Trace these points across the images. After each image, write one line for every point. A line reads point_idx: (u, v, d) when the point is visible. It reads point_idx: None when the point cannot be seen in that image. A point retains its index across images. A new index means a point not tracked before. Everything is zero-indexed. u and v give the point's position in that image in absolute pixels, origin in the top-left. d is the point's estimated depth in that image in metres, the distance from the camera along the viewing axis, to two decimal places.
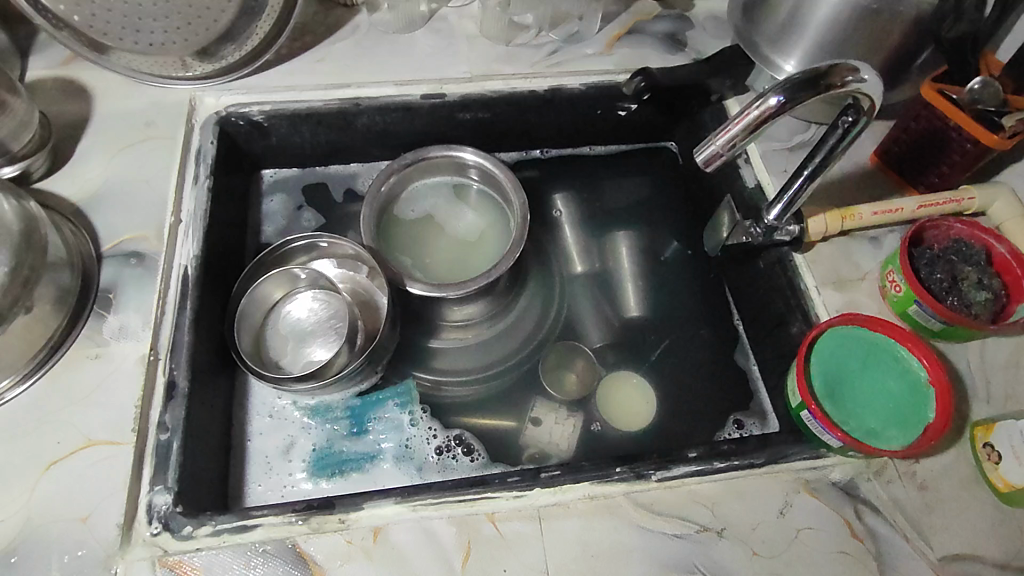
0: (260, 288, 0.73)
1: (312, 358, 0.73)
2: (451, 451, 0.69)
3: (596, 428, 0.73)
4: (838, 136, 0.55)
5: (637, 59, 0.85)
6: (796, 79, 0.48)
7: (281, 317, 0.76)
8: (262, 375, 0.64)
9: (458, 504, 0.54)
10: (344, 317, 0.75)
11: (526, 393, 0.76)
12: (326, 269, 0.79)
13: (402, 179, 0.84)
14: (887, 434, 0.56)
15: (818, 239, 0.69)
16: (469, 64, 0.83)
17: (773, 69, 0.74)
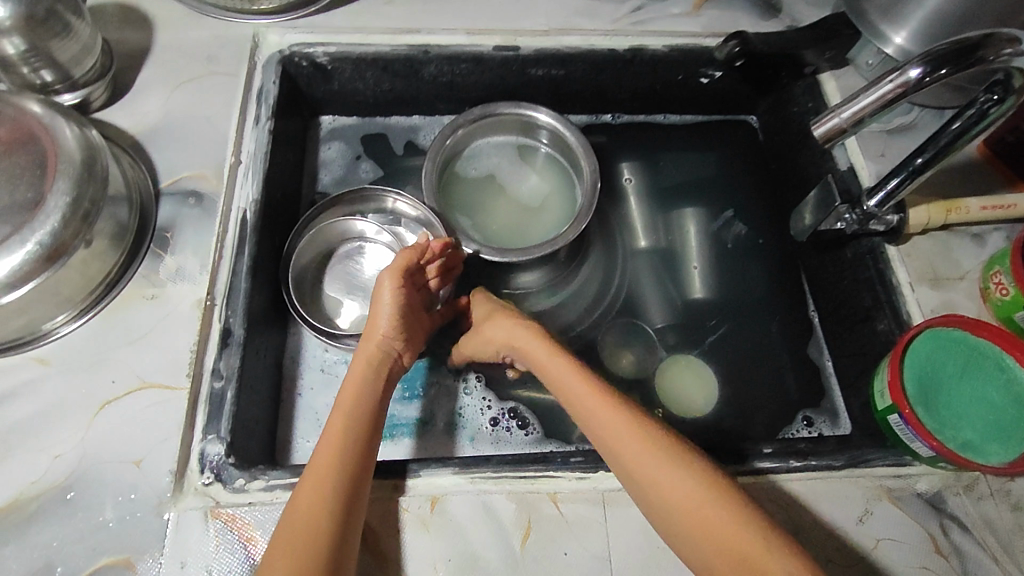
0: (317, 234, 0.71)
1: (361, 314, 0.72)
2: (504, 424, 0.67)
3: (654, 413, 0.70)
4: (969, 122, 0.50)
5: (726, 22, 0.78)
6: (944, 51, 0.43)
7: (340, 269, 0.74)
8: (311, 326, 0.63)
9: (518, 480, 0.51)
10: None
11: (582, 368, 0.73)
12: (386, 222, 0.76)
13: (467, 135, 0.81)
14: (986, 447, 0.52)
15: (917, 231, 0.64)
16: (547, 16, 0.77)
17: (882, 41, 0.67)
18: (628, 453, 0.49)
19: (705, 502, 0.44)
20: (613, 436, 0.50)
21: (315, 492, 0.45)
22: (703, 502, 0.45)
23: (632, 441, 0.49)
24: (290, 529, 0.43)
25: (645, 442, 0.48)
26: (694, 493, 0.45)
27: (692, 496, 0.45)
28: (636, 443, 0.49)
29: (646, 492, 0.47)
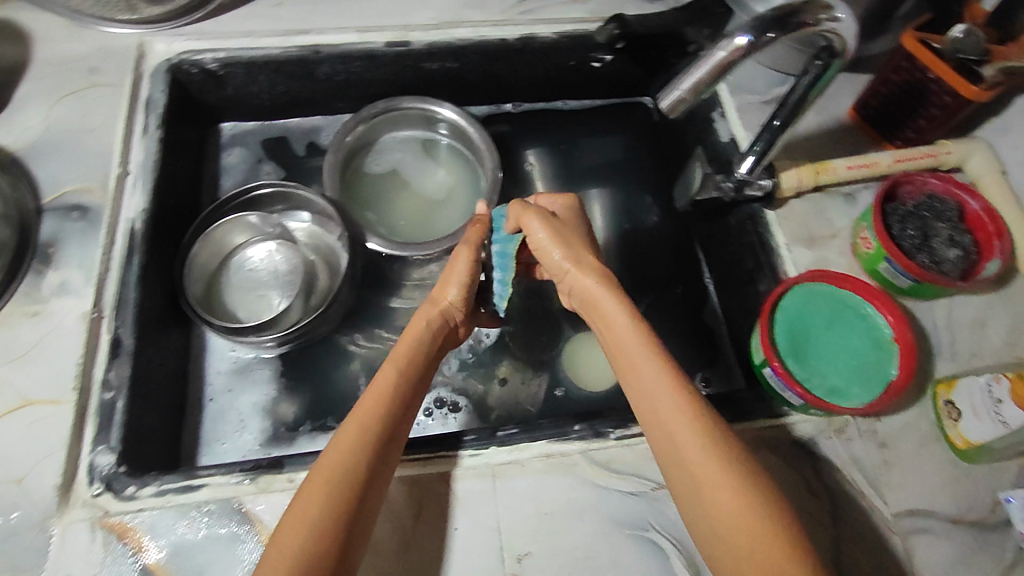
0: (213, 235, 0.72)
1: (250, 311, 0.73)
2: (431, 412, 0.70)
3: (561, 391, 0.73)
4: (816, 77, 0.52)
5: (613, 6, 0.80)
6: (766, 17, 0.45)
7: (236, 270, 0.75)
8: (213, 325, 0.64)
9: (447, 460, 0.53)
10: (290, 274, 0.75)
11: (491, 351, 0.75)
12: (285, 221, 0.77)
13: (367, 132, 0.82)
14: (850, 392, 0.56)
15: (790, 194, 0.67)
16: (437, 10, 0.78)
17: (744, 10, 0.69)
18: (654, 399, 0.48)
19: (719, 469, 0.43)
20: (644, 381, 0.49)
21: (329, 474, 0.44)
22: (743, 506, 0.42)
23: (661, 388, 0.48)
24: (320, 468, 0.45)
25: (674, 389, 0.47)
26: (706, 458, 0.44)
27: (701, 458, 0.44)
28: (665, 393, 0.47)
29: (661, 440, 0.47)
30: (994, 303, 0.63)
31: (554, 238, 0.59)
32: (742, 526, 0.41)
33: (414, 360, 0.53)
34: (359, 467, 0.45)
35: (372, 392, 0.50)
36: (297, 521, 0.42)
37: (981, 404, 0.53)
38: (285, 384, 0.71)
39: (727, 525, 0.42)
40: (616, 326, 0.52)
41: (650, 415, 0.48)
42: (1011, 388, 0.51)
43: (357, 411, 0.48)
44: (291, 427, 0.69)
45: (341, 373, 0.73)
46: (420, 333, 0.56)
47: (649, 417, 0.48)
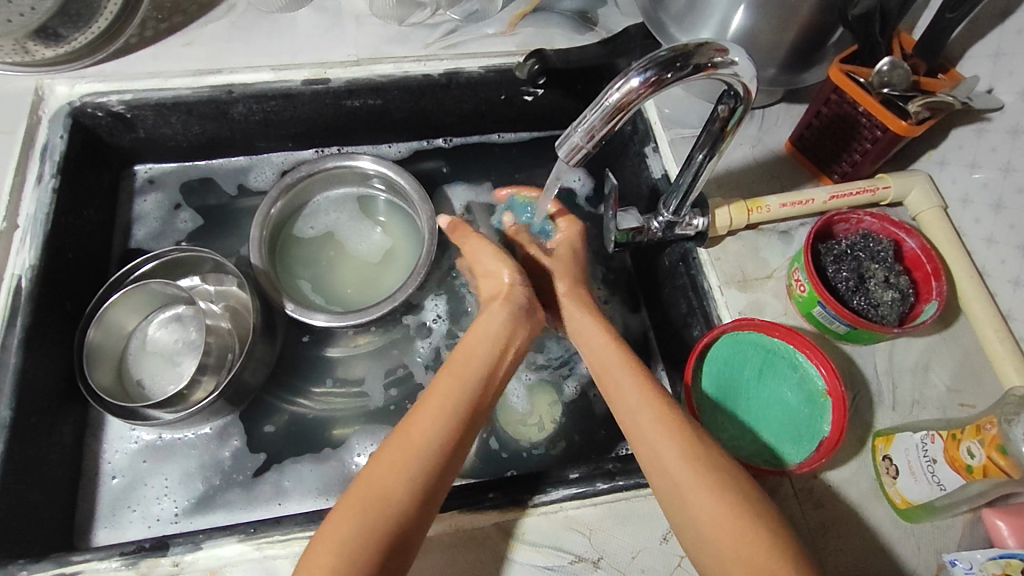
0: (114, 311, 0.67)
1: (155, 388, 0.68)
2: None
3: (502, 454, 0.66)
4: (733, 108, 0.49)
5: (542, 40, 0.79)
6: (661, 57, 0.43)
7: (144, 341, 0.70)
8: (112, 408, 0.59)
9: (453, 513, 0.51)
10: (197, 344, 0.70)
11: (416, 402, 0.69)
12: (198, 285, 0.72)
13: (291, 201, 0.74)
14: (781, 451, 0.53)
15: (724, 232, 0.64)
16: (356, 46, 0.75)
17: (661, 35, 0.70)
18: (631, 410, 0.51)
19: (709, 500, 0.44)
20: (622, 393, 0.52)
21: (375, 495, 0.46)
22: (725, 510, 0.44)
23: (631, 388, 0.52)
24: (383, 460, 0.48)
25: (663, 421, 0.48)
26: (699, 487, 0.45)
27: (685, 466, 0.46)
28: (653, 425, 0.48)
29: (650, 465, 0.48)
30: (937, 346, 0.60)
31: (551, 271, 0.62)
32: (720, 530, 0.43)
33: (466, 373, 0.54)
34: (398, 495, 0.47)
35: (419, 410, 0.51)
36: (340, 522, 0.46)
37: (916, 462, 0.50)
38: (194, 452, 0.65)
39: (711, 537, 0.44)
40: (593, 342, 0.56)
41: (630, 420, 0.50)
42: (945, 449, 0.48)
43: (400, 431, 0.50)
44: (199, 492, 0.63)
45: (272, 425, 0.67)
46: (483, 334, 0.56)
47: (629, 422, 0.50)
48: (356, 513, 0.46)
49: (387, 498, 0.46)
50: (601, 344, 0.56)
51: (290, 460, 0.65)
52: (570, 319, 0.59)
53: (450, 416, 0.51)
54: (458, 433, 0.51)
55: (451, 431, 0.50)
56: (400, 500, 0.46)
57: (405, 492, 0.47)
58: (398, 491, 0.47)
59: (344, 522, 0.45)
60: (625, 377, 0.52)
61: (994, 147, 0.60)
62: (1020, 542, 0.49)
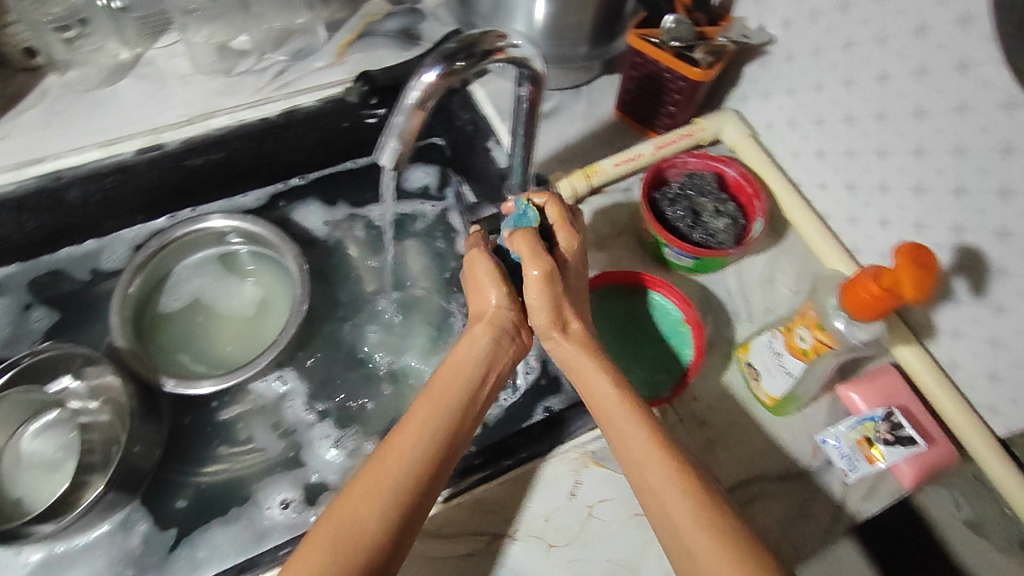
0: None
1: (36, 501, 0.64)
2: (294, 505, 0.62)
3: None
4: (531, 88, 0.53)
5: (371, 63, 0.82)
6: (448, 49, 0.46)
7: (15, 457, 0.67)
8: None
9: None
10: (72, 447, 0.67)
11: (323, 437, 0.68)
12: (67, 385, 0.67)
13: (148, 277, 0.71)
14: (656, 384, 0.59)
15: (571, 202, 0.69)
16: (185, 106, 0.75)
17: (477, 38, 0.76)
18: (637, 457, 0.46)
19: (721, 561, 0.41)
20: (625, 440, 0.47)
21: (356, 530, 0.43)
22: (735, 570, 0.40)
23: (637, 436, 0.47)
24: (359, 495, 0.44)
25: (676, 481, 0.44)
26: (720, 558, 0.41)
27: (691, 520, 0.43)
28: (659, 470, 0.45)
29: (655, 513, 0.45)
30: (776, 257, 0.66)
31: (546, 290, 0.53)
32: None
33: (449, 407, 0.49)
34: (370, 533, 0.43)
35: (399, 438, 0.47)
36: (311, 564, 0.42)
37: (768, 360, 0.54)
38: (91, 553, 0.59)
39: None
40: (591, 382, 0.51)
41: (635, 470, 0.46)
42: (784, 340, 0.53)
43: (379, 459, 0.46)
44: None
45: (182, 499, 0.64)
46: (466, 362, 0.51)
47: (633, 472, 0.46)
48: (331, 553, 0.42)
49: (365, 534, 0.43)
50: (603, 387, 0.50)
51: (199, 530, 0.62)
52: (567, 360, 0.52)
53: (431, 455, 0.47)
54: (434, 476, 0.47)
55: (429, 474, 0.46)
56: (375, 532, 0.43)
57: (381, 530, 0.43)
58: (372, 531, 0.43)
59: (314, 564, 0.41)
60: (627, 418, 0.48)
61: (777, 75, 0.68)
62: (873, 405, 0.55)
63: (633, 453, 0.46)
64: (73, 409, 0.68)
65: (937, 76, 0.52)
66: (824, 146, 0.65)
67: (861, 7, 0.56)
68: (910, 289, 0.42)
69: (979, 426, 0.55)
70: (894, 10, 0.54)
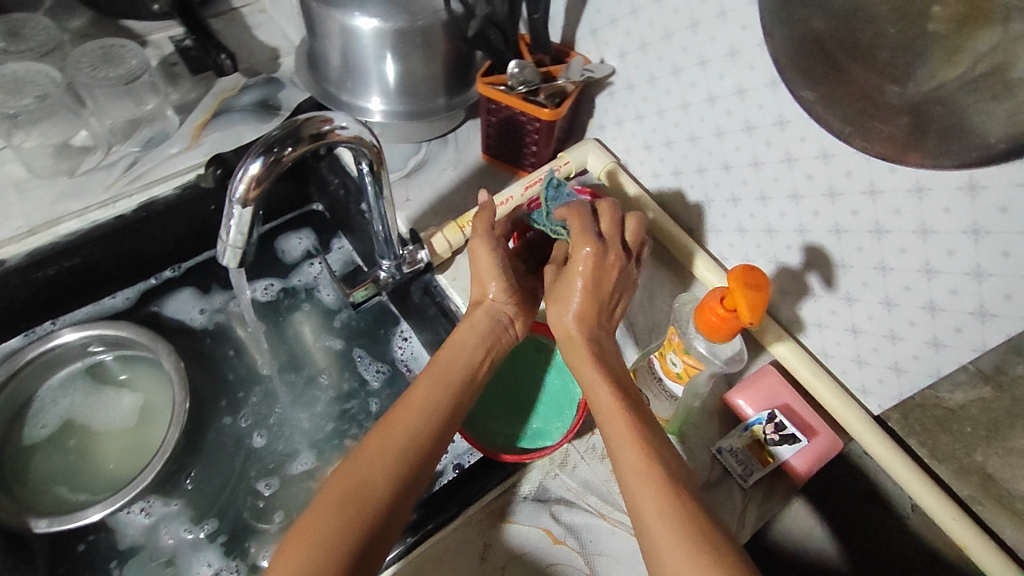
0: None
1: None
2: None
3: None
4: (369, 162, 0.53)
5: (229, 140, 0.79)
6: (270, 139, 0.45)
7: None
8: None
9: None
10: None
11: (224, 552, 0.63)
12: None
13: (3, 406, 0.66)
14: (552, 427, 0.58)
15: (448, 254, 0.68)
16: (25, 216, 0.70)
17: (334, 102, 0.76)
18: (628, 465, 0.45)
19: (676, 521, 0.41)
20: (621, 449, 0.46)
21: (366, 482, 0.44)
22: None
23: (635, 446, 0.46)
24: (371, 452, 0.46)
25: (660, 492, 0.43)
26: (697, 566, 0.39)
27: (676, 530, 0.41)
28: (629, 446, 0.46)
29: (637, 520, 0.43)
30: (651, 277, 0.69)
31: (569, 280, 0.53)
32: None
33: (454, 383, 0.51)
34: (377, 489, 0.44)
35: (407, 406, 0.49)
36: (316, 519, 0.42)
37: (652, 385, 0.56)
38: None
39: None
40: (601, 387, 0.50)
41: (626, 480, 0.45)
42: (660, 365, 0.54)
43: (386, 423, 0.48)
44: None
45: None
46: (465, 343, 0.54)
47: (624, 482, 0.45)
48: (341, 505, 0.43)
49: (373, 492, 0.44)
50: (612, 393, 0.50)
51: None
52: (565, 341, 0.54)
53: (430, 427, 0.49)
54: (432, 454, 0.48)
55: (430, 454, 0.48)
56: (381, 491, 0.44)
57: (385, 487, 0.45)
58: (378, 487, 0.44)
59: (318, 516, 0.42)
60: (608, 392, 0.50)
61: (624, 103, 0.71)
62: (757, 408, 0.57)
63: (630, 459, 0.45)
64: None
65: (755, 94, 0.56)
66: (677, 165, 0.68)
67: (680, 36, 0.60)
68: (748, 310, 0.44)
69: (858, 412, 0.57)
70: (707, 37, 0.57)
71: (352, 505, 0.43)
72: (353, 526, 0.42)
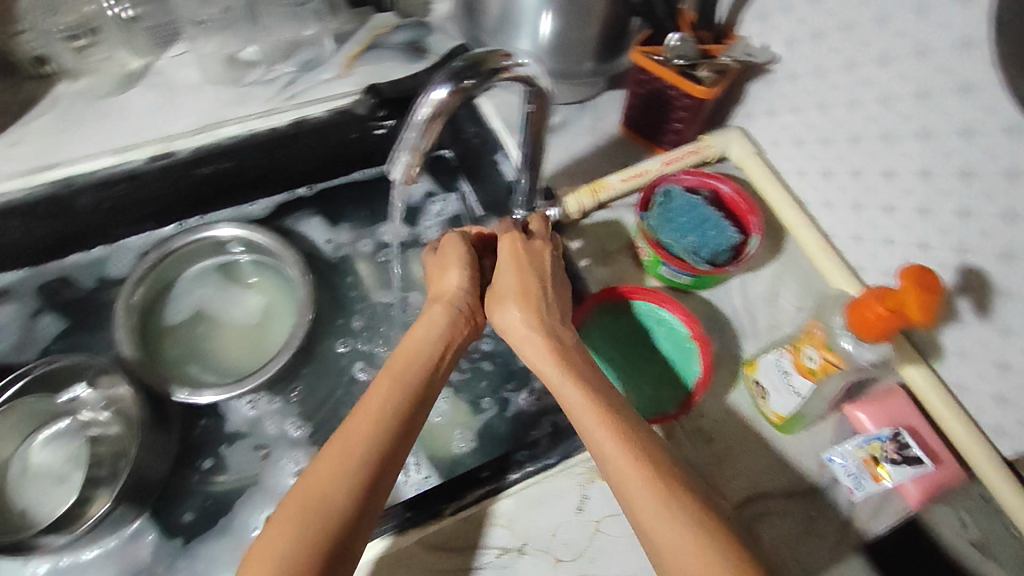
0: None
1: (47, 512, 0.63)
2: None
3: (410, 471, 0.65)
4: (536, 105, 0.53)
5: (379, 74, 0.82)
6: (456, 67, 0.47)
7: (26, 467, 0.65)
8: None
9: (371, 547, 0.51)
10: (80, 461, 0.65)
11: None
12: (78, 395, 0.66)
13: (152, 285, 0.72)
14: (663, 399, 0.59)
15: (579, 217, 0.69)
16: (193, 115, 0.75)
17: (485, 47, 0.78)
18: (606, 453, 0.47)
19: (668, 513, 0.43)
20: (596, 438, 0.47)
21: (325, 496, 0.44)
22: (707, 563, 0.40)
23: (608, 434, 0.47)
24: (328, 461, 0.45)
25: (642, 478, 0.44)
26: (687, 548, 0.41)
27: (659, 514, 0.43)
28: (607, 440, 0.47)
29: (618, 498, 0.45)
30: (780, 273, 0.67)
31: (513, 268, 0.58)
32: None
33: (407, 375, 0.51)
34: (338, 499, 0.44)
35: (362, 406, 0.49)
36: (278, 537, 0.42)
37: (776, 380, 0.55)
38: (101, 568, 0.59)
39: None
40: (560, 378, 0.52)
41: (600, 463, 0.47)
42: (792, 359, 0.54)
43: (344, 431, 0.47)
44: None
45: (189, 511, 0.63)
46: (421, 343, 0.54)
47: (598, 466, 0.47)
48: (300, 520, 0.43)
49: (333, 505, 0.44)
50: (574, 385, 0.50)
51: (201, 539, 0.61)
52: (517, 339, 0.56)
53: (389, 416, 0.48)
54: (400, 445, 0.48)
55: (396, 447, 0.47)
56: (343, 502, 0.44)
57: (347, 491, 0.44)
58: (336, 497, 0.44)
59: (281, 534, 0.42)
60: (572, 390, 0.50)
61: (781, 93, 0.68)
62: (879, 425, 0.56)
63: (603, 447, 0.47)
64: (83, 421, 0.67)
65: (939, 98, 0.53)
66: (829, 165, 0.65)
67: (863, 29, 0.57)
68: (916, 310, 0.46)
69: (985, 448, 0.55)
70: (896, 33, 0.55)
71: (313, 517, 0.43)
72: (316, 540, 0.42)
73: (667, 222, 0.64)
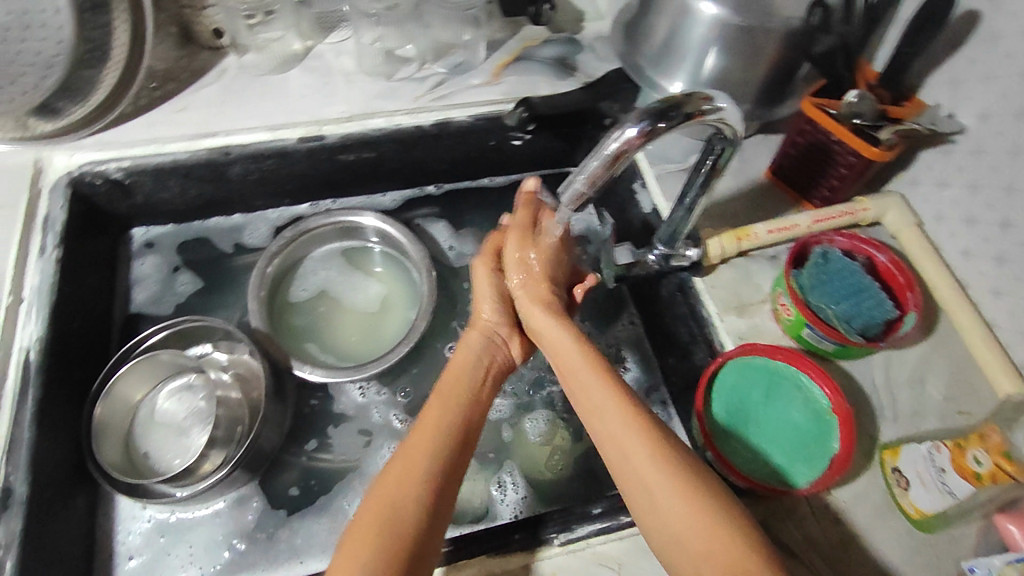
0: (119, 386, 0.66)
1: (169, 462, 0.66)
2: None
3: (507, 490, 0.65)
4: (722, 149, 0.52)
5: (525, 85, 0.82)
6: (653, 108, 0.46)
7: (152, 414, 0.69)
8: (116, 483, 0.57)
9: (478, 560, 0.52)
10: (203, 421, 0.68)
11: None
12: (209, 352, 0.71)
13: (285, 260, 0.76)
14: (794, 470, 0.54)
15: (717, 261, 0.67)
16: (348, 103, 0.77)
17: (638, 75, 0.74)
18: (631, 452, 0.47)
19: (704, 518, 0.42)
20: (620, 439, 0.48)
21: (394, 503, 0.45)
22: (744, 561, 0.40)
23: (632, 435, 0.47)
24: (397, 471, 0.47)
25: (672, 479, 0.44)
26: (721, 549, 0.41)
27: (688, 513, 0.43)
28: (638, 446, 0.47)
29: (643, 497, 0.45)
30: (927, 355, 0.62)
31: (535, 284, 0.61)
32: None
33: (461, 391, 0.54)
34: (409, 503, 0.45)
35: (423, 419, 0.51)
36: (356, 549, 0.42)
37: (925, 473, 0.53)
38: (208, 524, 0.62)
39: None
40: (587, 381, 0.53)
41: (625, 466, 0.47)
42: (952, 458, 0.52)
43: (407, 448, 0.49)
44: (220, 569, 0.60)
45: (293, 485, 0.65)
46: (467, 361, 0.57)
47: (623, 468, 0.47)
48: (374, 527, 0.43)
49: (405, 508, 0.44)
50: (597, 385, 0.52)
51: (301, 516, 0.63)
52: (552, 349, 0.58)
53: (444, 420, 0.50)
54: (459, 451, 0.50)
55: (456, 454, 0.49)
56: (415, 509, 0.45)
57: (417, 498, 0.45)
58: (410, 507, 0.45)
59: (362, 543, 0.43)
60: (599, 392, 0.51)
61: (959, 165, 0.64)
62: None
63: (624, 442, 0.47)
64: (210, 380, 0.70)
65: None
66: (1004, 251, 0.60)
67: None
68: None
69: None
70: None
71: (390, 523, 0.44)
72: (392, 543, 0.43)
73: (821, 283, 0.61)
